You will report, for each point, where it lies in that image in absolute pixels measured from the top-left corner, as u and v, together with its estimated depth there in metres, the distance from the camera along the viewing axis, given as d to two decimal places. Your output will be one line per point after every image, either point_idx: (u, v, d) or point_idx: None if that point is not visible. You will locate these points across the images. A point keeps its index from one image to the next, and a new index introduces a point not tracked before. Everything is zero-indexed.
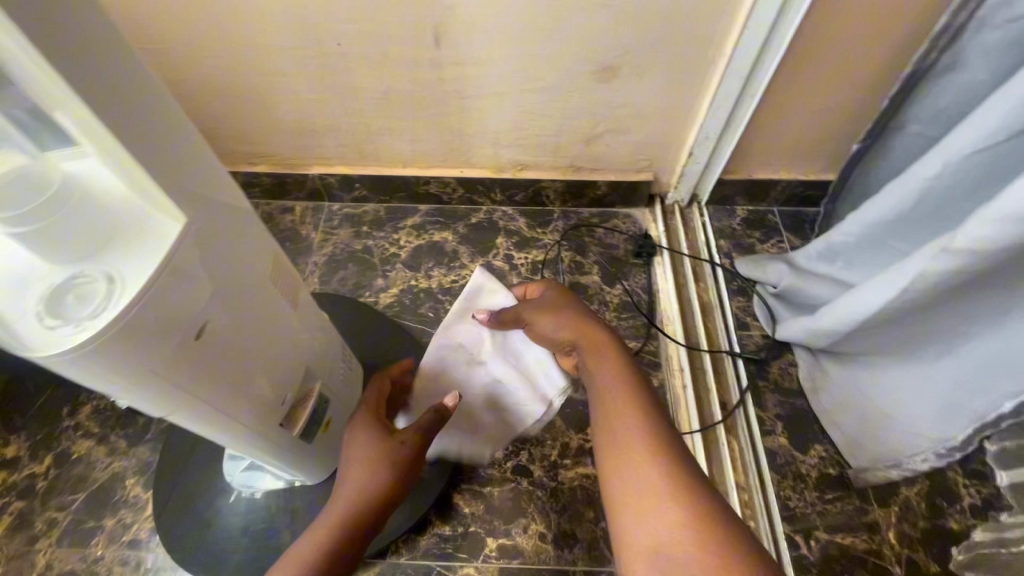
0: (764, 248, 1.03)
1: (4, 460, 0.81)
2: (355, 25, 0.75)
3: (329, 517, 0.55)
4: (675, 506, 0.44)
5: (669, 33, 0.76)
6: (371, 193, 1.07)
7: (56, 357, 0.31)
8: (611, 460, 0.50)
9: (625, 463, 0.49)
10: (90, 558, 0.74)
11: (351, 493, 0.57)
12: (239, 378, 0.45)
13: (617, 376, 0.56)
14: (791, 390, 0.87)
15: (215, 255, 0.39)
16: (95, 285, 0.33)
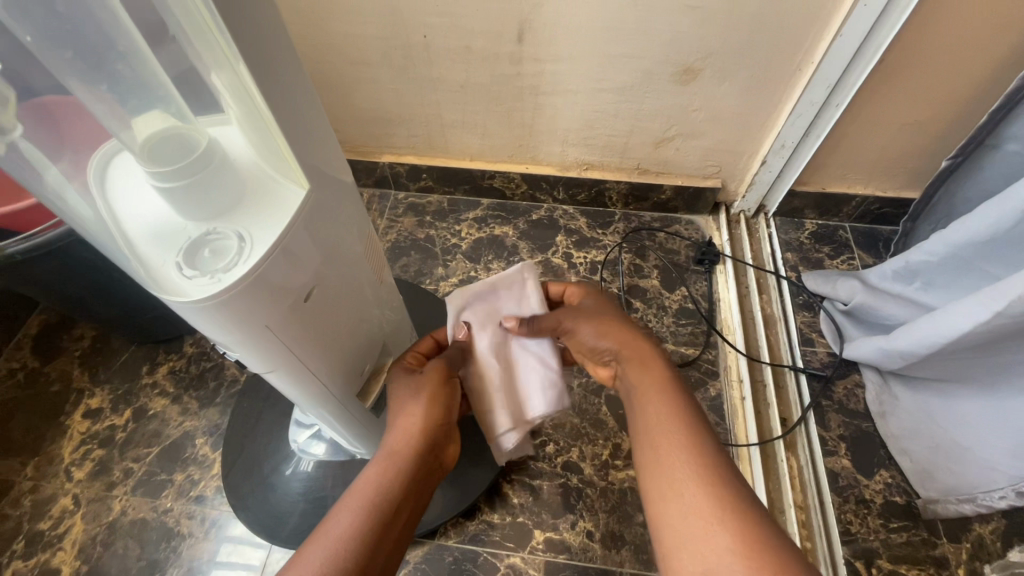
0: (834, 264, 0.99)
1: (89, 410, 0.87)
2: (444, 18, 0.77)
3: (367, 493, 0.48)
4: (727, 532, 0.41)
5: (756, 36, 0.75)
6: (436, 184, 1.09)
7: (197, 304, 0.34)
8: (655, 477, 0.47)
9: (670, 488, 0.45)
10: (160, 509, 0.79)
11: (392, 468, 0.50)
12: (331, 346, 0.47)
13: (661, 386, 0.52)
14: (856, 412, 0.84)
15: (326, 224, 0.42)
16: (229, 242, 0.36)
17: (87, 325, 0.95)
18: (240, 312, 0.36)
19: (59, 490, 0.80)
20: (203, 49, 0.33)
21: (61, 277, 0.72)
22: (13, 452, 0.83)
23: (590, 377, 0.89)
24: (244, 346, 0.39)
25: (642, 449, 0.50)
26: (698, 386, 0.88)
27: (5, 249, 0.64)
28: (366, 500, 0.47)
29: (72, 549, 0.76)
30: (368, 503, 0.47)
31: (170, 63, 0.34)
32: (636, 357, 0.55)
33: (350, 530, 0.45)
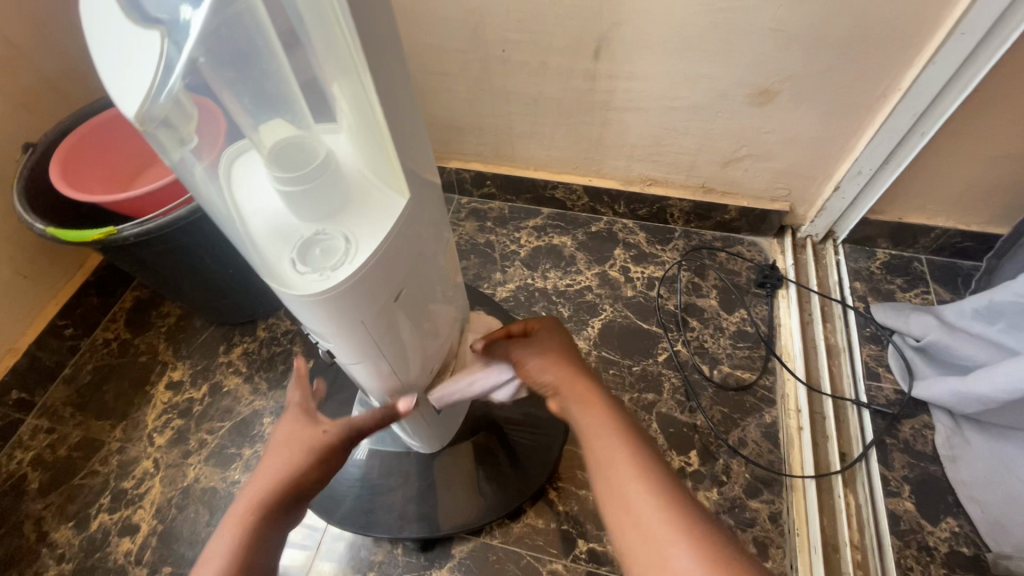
0: (906, 297, 0.96)
1: (171, 382, 0.95)
2: (524, 34, 0.80)
3: (275, 469, 0.47)
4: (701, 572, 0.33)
5: (839, 60, 0.74)
6: (499, 191, 1.12)
7: (309, 297, 0.38)
8: (618, 529, 0.38)
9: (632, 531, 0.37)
10: (229, 480, 0.85)
11: (295, 448, 0.48)
12: (409, 342, 0.51)
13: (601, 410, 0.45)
14: (924, 454, 0.80)
15: (418, 229, 0.45)
16: (336, 243, 0.40)
17: (173, 304, 1.03)
18: (344, 308, 0.40)
19: (142, 453, 0.88)
20: (334, 64, 0.36)
21: (163, 258, 0.79)
22: (105, 415, 0.91)
23: (641, 393, 0.89)
24: (337, 337, 0.44)
25: (596, 490, 0.41)
26: (753, 411, 0.87)
27: (122, 233, 0.71)
28: (272, 477, 0.46)
29: (150, 508, 0.83)
30: (269, 480, 0.46)
31: (299, 72, 0.36)
32: (575, 383, 0.49)
33: (252, 511, 0.44)
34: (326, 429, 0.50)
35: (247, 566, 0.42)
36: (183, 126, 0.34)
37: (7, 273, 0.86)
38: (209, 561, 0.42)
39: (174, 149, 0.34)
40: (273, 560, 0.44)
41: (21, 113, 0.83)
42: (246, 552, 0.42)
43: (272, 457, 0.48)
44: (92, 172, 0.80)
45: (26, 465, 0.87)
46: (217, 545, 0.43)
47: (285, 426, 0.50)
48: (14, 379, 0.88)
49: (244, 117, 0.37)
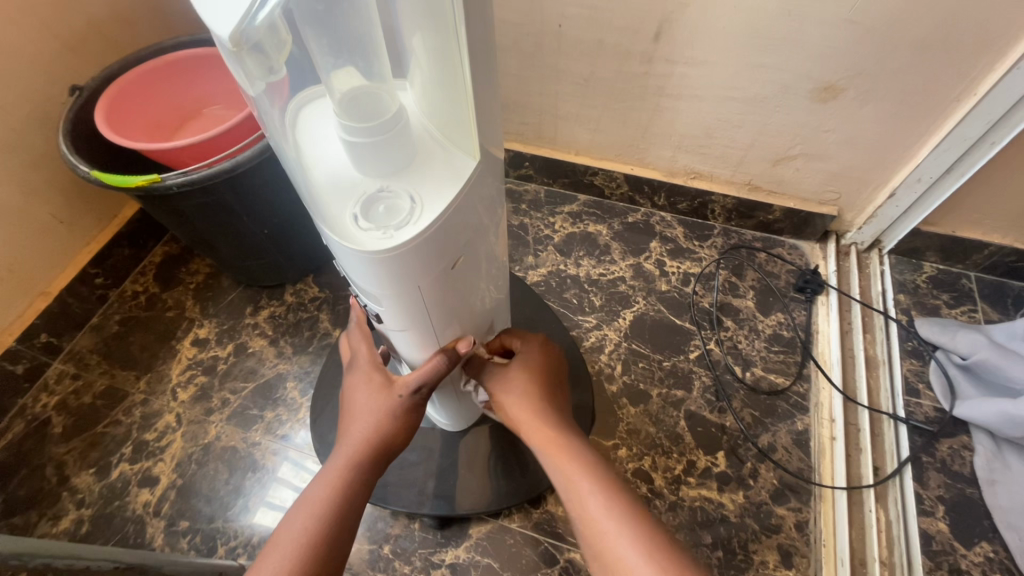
0: (951, 313, 0.93)
1: (197, 339, 0.94)
2: (585, 10, 0.77)
3: (358, 432, 0.53)
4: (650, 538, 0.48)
5: (916, 58, 0.70)
6: (537, 174, 1.09)
7: (371, 253, 0.38)
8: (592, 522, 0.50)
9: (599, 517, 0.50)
10: (249, 441, 0.84)
11: (377, 415, 0.53)
12: (456, 310, 0.50)
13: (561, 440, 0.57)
14: (961, 475, 0.77)
15: (485, 196, 0.43)
16: (401, 203, 0.39)
17: (202, 261, 1.03)
18: (403, 268, 0.40)
19: (164, 407, 0.88)
20: (427, 12, 0.34)
21: (201, 213, 0.78)
22: (130, 365, 0.92)
23: (670, 389, 0.87)
24: (389, 295, 0.44)
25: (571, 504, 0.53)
26: (785, 417, 0.84)
27: (165, 181, 0.71)
28: (356, 443, 0.52)
29: (170, 462, 0.83)
30: (355, 445, 0.52)
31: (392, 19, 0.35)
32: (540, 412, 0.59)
33: (342, 475, 0.51)
34: (398, 393, 0.53)
35: (340, 520, 0.50)
36: (271, 55, 0.35)
37: (44, 215, 0.86)
38: (307, 510, 0.50)
39: (257, 75, 0.35)
40: (353, 529, 0.51)
41: (67, 55, 0.82)
42: (331, 512, 0.50)
43: (357, 419, 0.53)
44: (136, 120, 0.79)
45: (51, 409, 0.87)
46: (314, 496, 0.51)
47: (362, 388, 0.55)
48: (44, 322, 0.88)
49: (324, 59, 0.38)
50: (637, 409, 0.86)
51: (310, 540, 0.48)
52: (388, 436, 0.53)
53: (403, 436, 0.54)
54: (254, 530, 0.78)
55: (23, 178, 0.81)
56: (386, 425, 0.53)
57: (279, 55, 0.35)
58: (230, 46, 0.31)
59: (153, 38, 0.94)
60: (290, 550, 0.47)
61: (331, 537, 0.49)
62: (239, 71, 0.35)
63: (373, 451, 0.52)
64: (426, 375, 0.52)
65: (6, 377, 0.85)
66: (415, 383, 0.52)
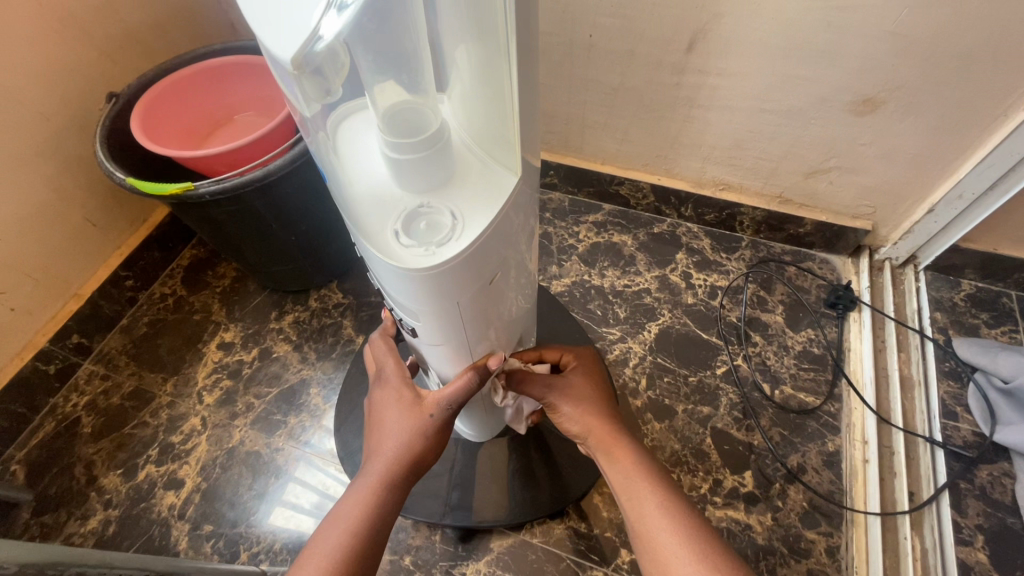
0: (991, 334, 0.89)
1: (223, 342, 0.95)
2: (617, 19, 0.76)
3: (389, 448, 0.52)
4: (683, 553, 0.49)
5: (962, 70, 0.68)
6: (562, 182, 1.08)
7: (413, 270, 0.38)
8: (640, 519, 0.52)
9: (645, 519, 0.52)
10: (273, 446, 0.85)
11: (409, 432, 0.52)
12: (489, 324, 0.50)
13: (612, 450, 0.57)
14: (1002, 503, 0.75)
15: (522, 210, 0.43)
16: (442, 219, 0.38)
17: (229, 265, 1.04)
18: (443, 284, 0.40)
19: (190, 410, 0.89)
20: (476, 29, 0.34)
21: (231, 219, 0.79)
22: (158, 367, 0.93)
23: (696, 405, 0.86)
24: (427, 312, 0.43)
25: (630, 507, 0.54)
26: (815, 437, 0.82)
27: (198, 189, 0.71)
28: (388, 460, 0.52)
29: (196, 465, 0.84)
30: (385, 463, 0.52)
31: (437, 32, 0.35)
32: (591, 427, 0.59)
33: (374, 492, 0.51)
34: (429, 411, 0.53)
35: (370, 536, 0.50)
36: (330, 78, 0.35)
37: (77, 219, 0.87)
38: (339, 526, 0.49)
39: (313, 97, 0.36)
40: (381, 544, 0.51)
41: (104, 61, 0.83)
42: (363, 527, 0.49)
43: (386, 436, 0.53)
44: (170, 127, 0.80)
45: (81, 409, 0.89)
46: (346, 511, 0.50)
47: (390, 405, 0.54)
48: (76, 323, 0.90)
49: (368, 75, 0.38)
50: (662, 424, 0.84)
51: (342, 555, 0.48)
52: (418, 455, 0.53)
53: (432, 454, 0.54)
54: (276, 536, 0.78)
55: (59, 182, 0.83)
56: (417, 445, 0.52)
57: (337, 77, 0.35)
58: (291, 69, 0.31)
59: (186, 45, 0.96)
60: (322, 564, 0.47)
61: (362, 554, 0.48)
62: (296, 92, 0.35)
63: (403, 469, 0.52)
64: (458, 392, 0.51)
65: (38, 377, 0.87)
66: (446, 402, 0.52)
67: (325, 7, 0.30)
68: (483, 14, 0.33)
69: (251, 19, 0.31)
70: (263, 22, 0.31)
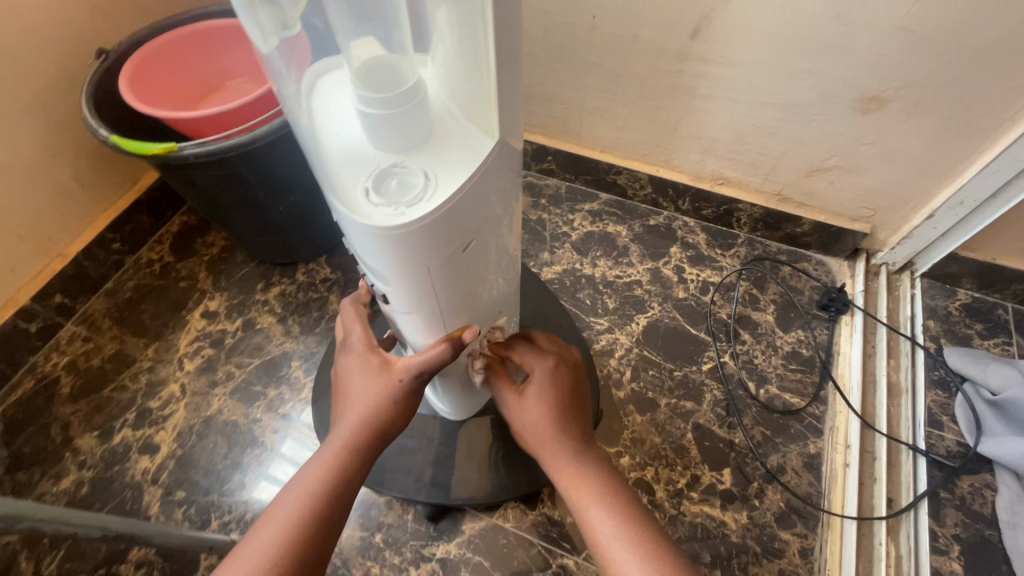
0: (983, 344, 0.88)
1: (207, 311, 0.94)
2: (620, 1, 0.74)
3: (356, 414, 0.51)
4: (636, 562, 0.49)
5: (972, 69, 0.66)
6: (559, 168, 1.06)
7: (380, 228, 0.37)
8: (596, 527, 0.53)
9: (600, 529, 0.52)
10: (251, 417, 0.84)
11: (377, 399, 0.51)
12: (464, 297, 0.49)
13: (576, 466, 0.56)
14: (980, 515, 0.74)
15: (501, 180, 0.41)
16: (414, 179, 0.38)
17: (218, 233, 1.03)
18: (412, 246, 0.39)
19: (170, 376, 0.88)
20: None
21: (219, 185, 0.78)
22: (140, 332, 0.92)
23: (679, 400, 0.85)
24: (397, 276, 0.43)
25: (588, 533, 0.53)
26: (797, 438, 0.81)
27: (183, 151, 0.69)
28: (354, 426, 0.51)
29: (172, 432, 0.83)
30: (352, 430, 0.51)
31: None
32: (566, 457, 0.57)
33: (340, 458, 0.50)
34: (399, 378, 0.51)
35: (333, 502, 0.49)
36: (286, 8, 0.35)
37: (64, 176, 0.86)
38: (301, 491, 0.48)
39: (271, 30, 0.36)
40: (345, 512, 0.50)
41: (98, 18, 0.82)
42: (326, 493, 0.49)
43: (353, 403, 0.52)
44: (162, 88, 0.79)
45: (60, 369, 0.88)
46: (308, 475, 0.49)
47: (359, 372, 0.53)
48: (59, 283, 0.89)
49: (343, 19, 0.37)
50: (644, 417, 0.83)
51: (303, 519, 0.47)
52: (386, 420, 0.52)
53: (401, 421, 0.53)
54: (248, 506, 0.78)
55: (46, 138, 0.81)
56: (383, 412, 0.51)
57: (294, 9, 0.36)
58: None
59: (182, 6, 0.94)
60: (282, 529, 0.46)
61: (326, 518, 0.48)
62: (254, 25, 0.35)
63: (369, 436, 0.51)
64: (429, 361, 0.50)
65: (19, 334, 0.86)
66: (417, 369, 0.51)
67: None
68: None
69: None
70: None
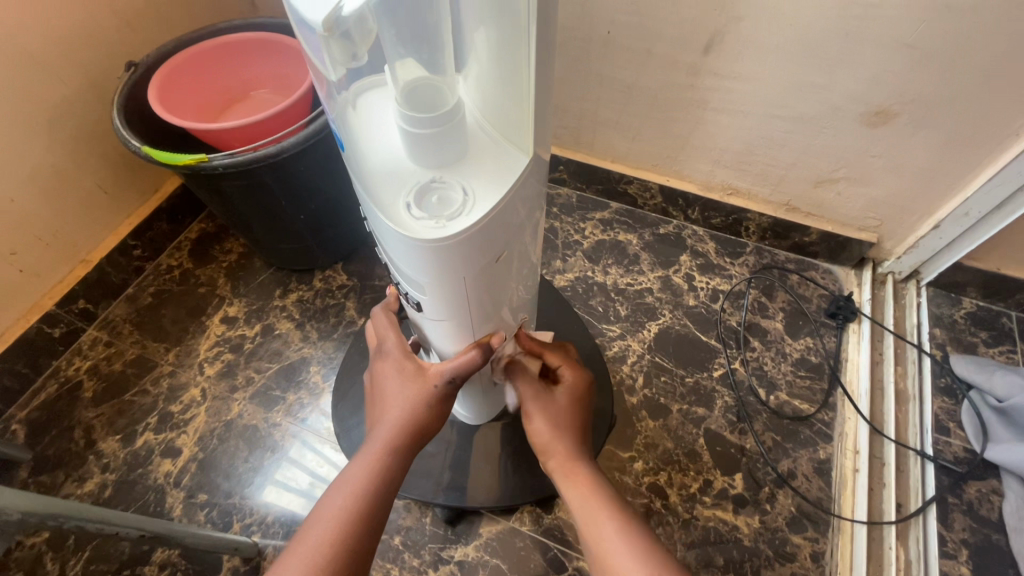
0: (988, 352, 0.90)
1: (226, 316, 0.96)
2: (634, 17, 0.76)
3: (393, 417, 0.53)
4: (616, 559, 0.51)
5: (977, 85, 0.68)
6: (571, 178, 1.08)
7: (423, 240, 0.39)
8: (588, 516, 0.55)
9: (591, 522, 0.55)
10: (270, 421, 0.86)
11: (414, 402, 0.54)
12: (492, 306, 0.51)
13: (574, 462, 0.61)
14: (987, 520, 0.75)
15: (531, 193, 0.44)
16: (453, 195, 0.40)
17: (236, 240, 1.05)
18: (451, 258, 0.41)
19: (191, 380, 0.89)
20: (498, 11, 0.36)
21: (243, 194, 0.80)
22: (161, 337, 0.94)
23: (691, 406, 0.86)
24: (433, 286, 0.45)
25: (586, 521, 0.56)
26: (807, 444, 0.83)
27: (212, 161, 0.72)
28: (392, 428, 0.53)
29: (193, 435, 0.85)
30: (391, 432, 0.53)
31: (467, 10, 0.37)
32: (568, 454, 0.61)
33: (381, 458, 0.52)
34: (433, 383, 0.54)
35: (376, 500, 0.51)
36: (357, 42, 0.37)
37: (90, 185, 0.88)
38: (345, 490, 0.50)
39: (340, 61, 0.38)
40: (386, 511, 0.52)
41: (125, 31, 0.84)
42: (371, 493, 0.51)
43: (389, 406, 0.54)
44: (189, 99, 0.81)
45: (83, 373, 0.90)
46: (352, 477, 0.51)
47: (394, 377, 0.55)
48: (82, 289, 0.91)
49: (391, 44, 0.39)
50: (656, 422, 0.85)
51: (351, 517, 0.49)
52: (421, 422, 0.54)
53: (434, 424, 0.56)
54: (268, 509, 0.79)
55: (72, 146, 0.83)
56: (420, 414, 0.54)
57: (364, 42, 0.38)
58: (323, 30, 0.34)
59: (206, 20, 0.96)
60: (331, 526, 0.48)
61: (371, 517, 0.50)
62: (324, 56, 0.37)
63: (408, 437, 0.53)
64: (461, 366, 0.53)
65: (43, 339, 0.88)
66: (449, 374, 0.53)
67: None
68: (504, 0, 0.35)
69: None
70: None
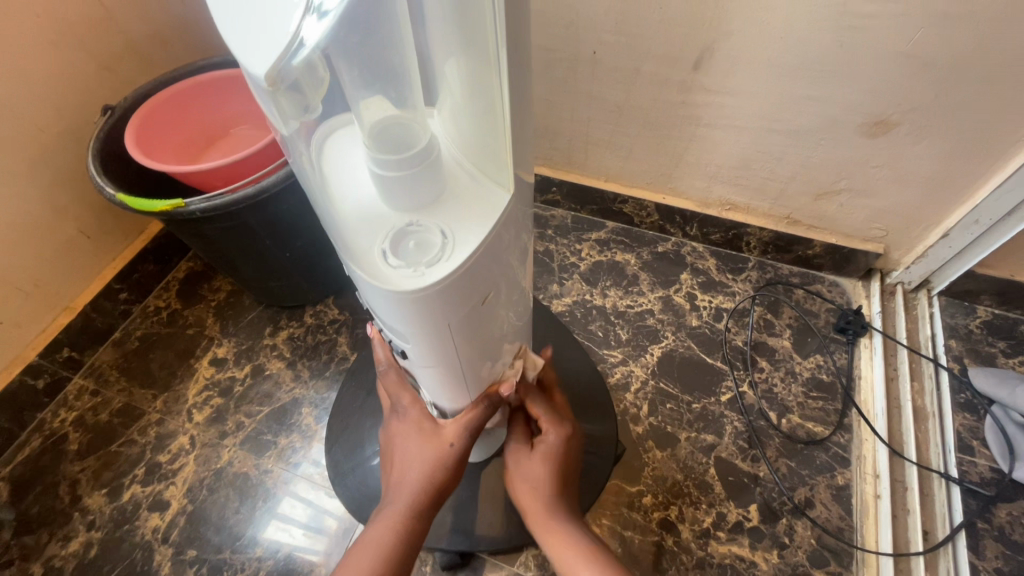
0: (1008, 363, 0.86)
1: (215, 358, 0.93)
2: (620, 36, 0.74)
3: (412, 477, 0.53)
4: None
5: (979, 91, 0.65)
6: (565, 199, 1.06)
7: (403, 291, 0.36)
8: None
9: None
10: (261, 468, 0.83)
11: (433, 462, 0.53)
12: (483, 347, 0.48)
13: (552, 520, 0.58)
14: (1022, 546, 0.71)
15: (512, 227, 0.41)
16: (432, 238, 0.37)
17: (225, 278, 1.02)
18: (434, 306, 0.38)
19: (179, 428, 0.86)
20: (466, 44, 0.33)
21: (225, 235, 0.77)
22: (148, 383, 0.91)
23: (699, 433, 0.83)
24: (418, 335, 0.42)
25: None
26: (823, 469, 0.79)
27: (189, 206, 0.70)
28: (411, 490, 0.53)
29: (182, 487, 0.81)
30: (410, 494, 0.53)
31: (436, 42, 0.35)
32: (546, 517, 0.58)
33: (400, 518, 0.52)
34: (451, 441, 0.53)
35: (396, 561, 0.50)
36: (307, 94, 0.34)
37: (71, 230, 0.86)
38: (367, 553, 0.50)
39: (291, 114, 0.35)
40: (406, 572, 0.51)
41: (103, 74, 0.83)
42: (391, 554, 0.50)
43: (407, 466, 0.54)
44: (167, 141, 0.79)
45: (68, 425, 0.87)
46: (372, 538, 0.51)
47: (412, 438, 0.55)
48: (66, 337, 0.88)
49: (353, 88, 0.37)
50: (664, 453, 0.81)
51: None
52: (439, 483, 0.53)
53: (452, 483, 0.55)
54: (261, 563, 0.76)
55: (52, 193, 0.82)
56: (436, 476, 0.53)
57: (315, 93, 0.35)
58: (267, 84, 0.30)
59: (187, 58, 0.95)
60: None
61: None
62: (274, 108, 0.34)
63: (428, 498, 0.53)
64: (472, 419, 0.54)
65: (27, 392, 0.85)
66: (466, 430, 0.53)
67: (303, 10, 0.28)
68: (470, 29, 0.32)
69: (219, 21, 0.30)
70: (235, 41, 0.30)
